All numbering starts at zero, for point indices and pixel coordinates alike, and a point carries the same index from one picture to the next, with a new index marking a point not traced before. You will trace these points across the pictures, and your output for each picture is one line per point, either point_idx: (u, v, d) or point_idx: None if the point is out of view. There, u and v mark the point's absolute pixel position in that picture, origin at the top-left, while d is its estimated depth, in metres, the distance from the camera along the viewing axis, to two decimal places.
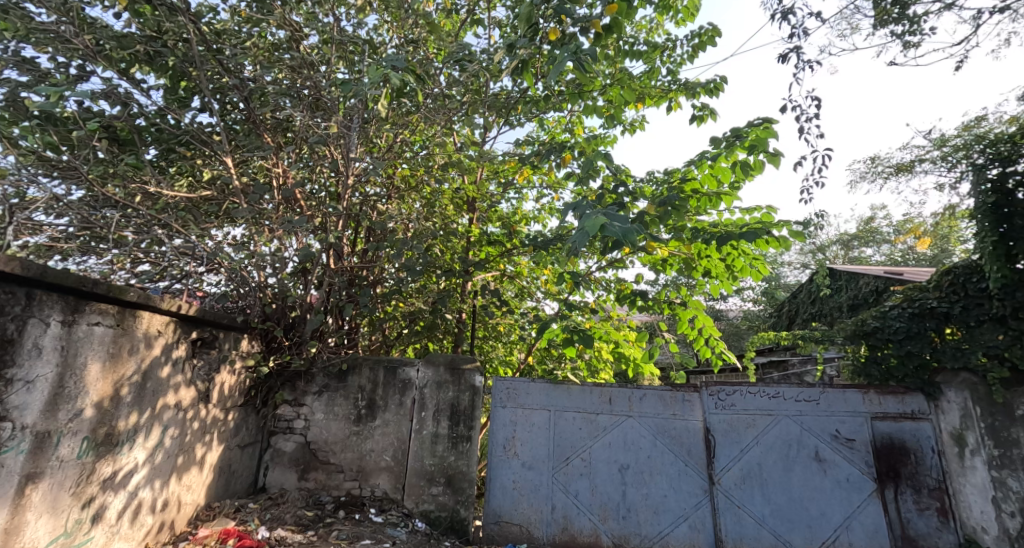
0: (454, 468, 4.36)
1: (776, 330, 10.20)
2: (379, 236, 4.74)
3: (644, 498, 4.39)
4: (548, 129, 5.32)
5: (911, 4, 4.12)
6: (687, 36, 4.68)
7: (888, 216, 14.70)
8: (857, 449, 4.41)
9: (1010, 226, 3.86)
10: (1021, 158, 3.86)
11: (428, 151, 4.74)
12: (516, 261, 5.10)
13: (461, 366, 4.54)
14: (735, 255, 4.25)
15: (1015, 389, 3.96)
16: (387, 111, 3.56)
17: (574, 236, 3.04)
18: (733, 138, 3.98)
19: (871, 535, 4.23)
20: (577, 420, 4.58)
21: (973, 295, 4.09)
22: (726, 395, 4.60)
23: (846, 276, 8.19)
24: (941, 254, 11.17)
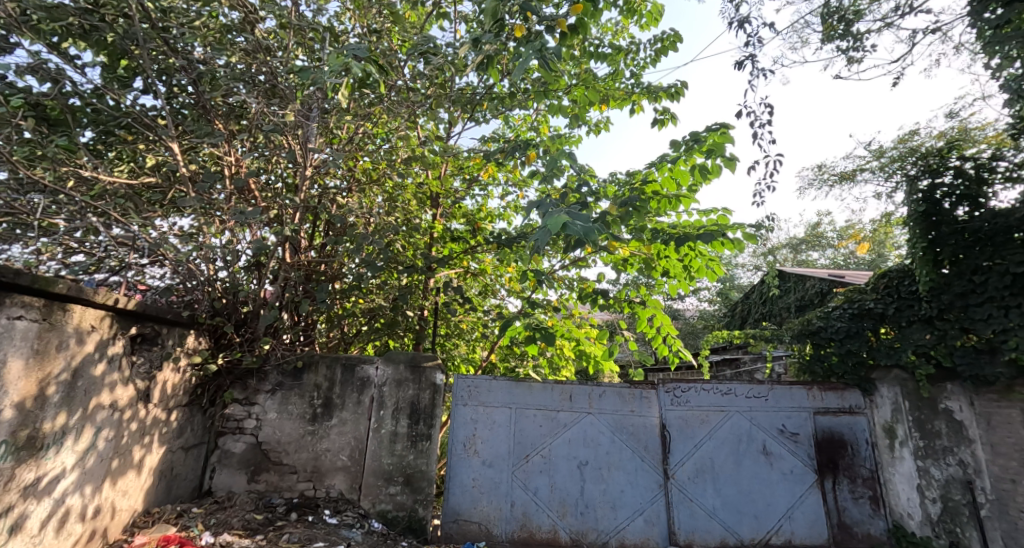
0: (413, 467, 4.30)
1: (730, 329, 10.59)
2: (339, 230, 4.60)
3: (602, 493, 4.48)
4: (513, 126, 5.30)
5: (855, 21, 4.42)
6: (649, 40, 4.79)
7: (834, 221, 15.49)
8: (800, 442, 4.68)
9: (938, 233, 4.19)
10: (947, 171, 4.17)
11: (392, 144, 4.67)
12: (480, 258, 5.08)
13: (422, 364, 4.49)
14: (693, 256, 4.35)
15: (938, 385, 4.32)
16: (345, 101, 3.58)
17: (537, 234, 3.09)
18: (692, 141, 4.12)
19: (811, 524, 4.51)
20: (538, 418, 4.61)
21: (905, 297, 4.39)
22: (681, 391, 4.74)
23: (795, 278, 8.61)
24: (878, 258, 11.94)
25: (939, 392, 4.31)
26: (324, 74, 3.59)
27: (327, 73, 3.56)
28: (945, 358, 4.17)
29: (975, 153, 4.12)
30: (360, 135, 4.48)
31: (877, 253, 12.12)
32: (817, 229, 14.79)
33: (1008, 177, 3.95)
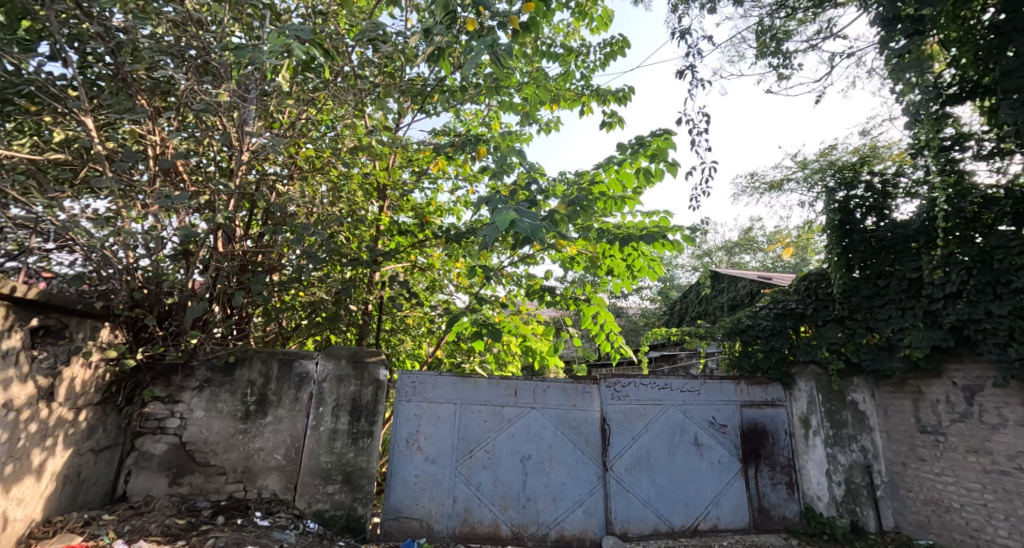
0: (353, 465, 4.19)
1: (668, 327, 11.04)
2: (278, 220, 4.40)
3: (543, 486, 4.56)
4: (464, 120, 5.25)
5: (785, 40, 4.74)
6: (600, 44, 4.90)
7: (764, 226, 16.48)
8: (728, 433, 4.99)
9: (850, 240, 4.60)
10: (859, 184, 4.59)
11: (337, 131, 4.51)
12: (428, 252, 5.03)
13: (364, 359, 4.37)
14: (636, 256, 4.50)
15: (847, 378, 4.85)
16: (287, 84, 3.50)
17: (484, 231, 3.12)
18: (637, 145, 4.26)
19: (734, 509, 4.83)
20: (483, 413, 4.62)
21: (821, 298, 4.80)
22: (622, 386, 4.92)
23: (728, 279, 9.10)
24: (801, 262, 12.87)
25: (848, 385, 4.84)
26: (263, 54, 3.43)
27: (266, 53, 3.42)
28: (853, 354, 4.61)
29: (882, 169, 4.53)
30: (301, 121, 4.27)
31: (800, 258, 13.05)
32: (749, 233, 15.68)
33: (909, 192, 4.35)
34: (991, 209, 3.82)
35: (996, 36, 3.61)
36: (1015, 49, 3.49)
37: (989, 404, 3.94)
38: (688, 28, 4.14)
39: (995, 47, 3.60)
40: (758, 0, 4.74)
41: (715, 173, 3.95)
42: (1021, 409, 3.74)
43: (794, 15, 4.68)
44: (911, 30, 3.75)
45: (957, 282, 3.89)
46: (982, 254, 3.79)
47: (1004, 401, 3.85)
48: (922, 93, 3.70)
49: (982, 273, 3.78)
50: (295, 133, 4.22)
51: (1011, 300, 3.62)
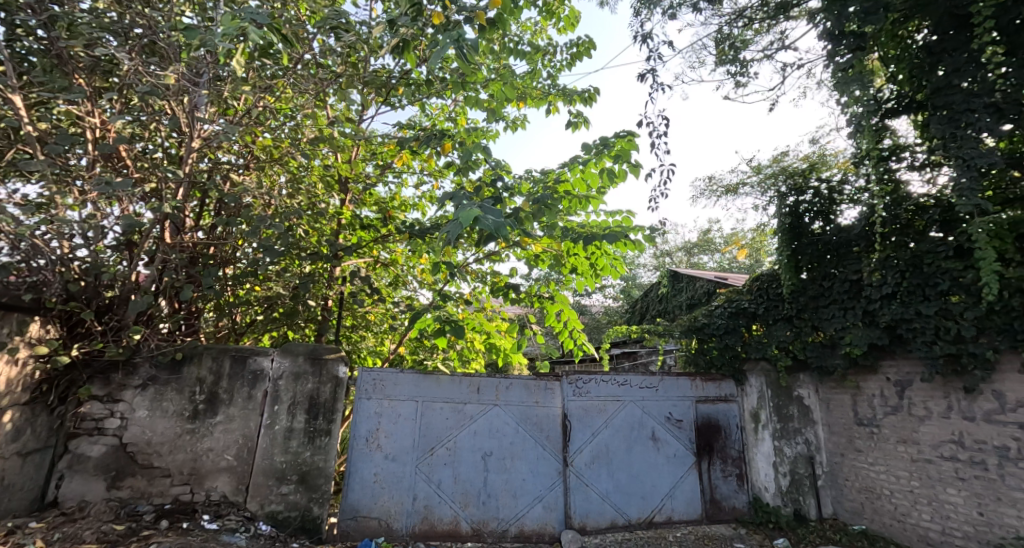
0: (309, 464, 4.07)
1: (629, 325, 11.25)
2: (232, 211, 4.18)
3: (504, 482, 4.57)
4: (429, 114, 5.19)
5: (742, 49, 4.92)
6: (566, 44, 4.93)
7: (721, 228, 16.99)
8: (683, 428, 5.15)
9: (799, 243, 4.84)
10: (808, 189, 4.81)
11: (297, 121, 4.38)
12: (391, 248, 4.95)
13: (323, 356, 4.24)
14: (599, 255, 4.56)
15: (794, 375, 5.10)
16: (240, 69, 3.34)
17: (448, 227, 3.09)
18: (601, 146, 4.31)
19: (688, 501, 4.99)
20: (445, 411, 4.57)
21: (772, 298, 5.04)
22: (583, 382, 4.99)
23: (687, 279, 9.33)
24: (755, 263, 13.37)
25: (795, 381, 5.10)
26: (215, 37, 3.26)
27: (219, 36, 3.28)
28: (800, 352, 4.87)
29: (828, 176, 4.77)
30: (257, 109, 4.08)
31: (754, 259, 13.54)
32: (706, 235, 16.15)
33: (852, 198, 4.59)
34: (922, 216, 4.07)
35: (928, 55, 3.84)
36: (946, 68, 3.70)
37: (917, 397, 4.22)
38: (650, 32, 4.33)
39: (927, 66, 3.83)
40: (717, 9, 4.89)
41: (674, 174, 4.15)
42: (945, 402, 4.03)
43: (751, 25, 4.84)
44: (853, 45, 3.92)
45: (892, 284, 4.12)
46: (913, 258, 4.02)
47: (931, 395, 4.12)
48: (863, 106, 3.88)
49: (913, 276, 4.01)
50: (251, 122, 4.04)
51: (938, 301, 3.87)
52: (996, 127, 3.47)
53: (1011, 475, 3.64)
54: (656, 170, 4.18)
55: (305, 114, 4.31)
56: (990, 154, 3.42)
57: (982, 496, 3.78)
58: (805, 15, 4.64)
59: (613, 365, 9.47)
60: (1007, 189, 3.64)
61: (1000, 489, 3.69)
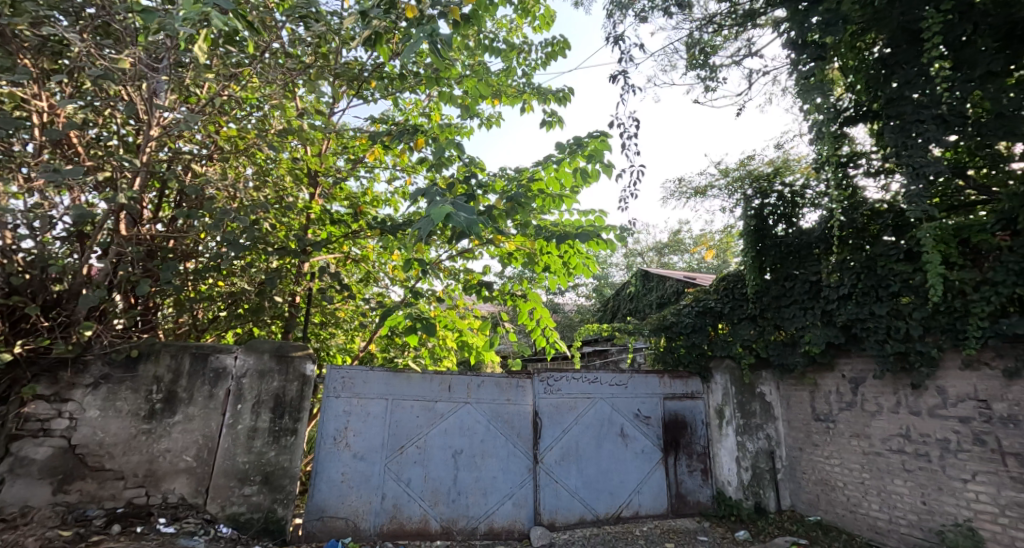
0: (273, 464, 3.95)
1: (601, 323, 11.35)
2: (195, 203, 4.04)
3: (474, 480, 4.55)
4: (403, 109, 5.11)
5: (712, 55, 5.04)
6: (541, 43, 4.93)
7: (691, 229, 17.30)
8: (651, 425, 5.24)
9: (763, 245, 4.99)
10: (771, 193, 4.96)
11: (263, 112, 4.20)
12: (362, 244, 4.87)
13: (289, 353, 4.13)
14: (572, 254, 4.59)
15: (756, 372, 5.28)
16: (202, 56, 3.17)
17: (419, 223, 3.03)
18: (575, 145, 4.32)
19: (654, 496, 5.09)
20: (415, 408, 4.52)
21: (737, 298, 5.20)
22: (554, 380, 5.01)
23: (657, 278, 9.46)
24: (722, 264, 13.67)
25: (757, 379, 5.27)
26: (174, 21, 3.12)
27: (180, 20, 3.09)
28: (762, 350, 5.03)
29: (791, 181, 4.92)
30: (221, 98, 3.87)
31: (721, 260, 13.87)
32: (676, 235, 16.41)
33: (813, 202, 4.74)
34: (877, 220, 4.22)
35: (883, 67, 3.90)
36: (898, 80, 3.78)
37: (869, 393, 4.41)
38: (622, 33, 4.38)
39: (882, 77, 3.89)
40: (688, 15, 4.98)
41: (643, 174, 4.16)
42: (894, 398, 4.22)
43: (720, 31, 4.95)
44: (814, 55, 4.09)
45: (849, 285, 4.28)
46: (867, 261, 4.20)
47: (882, 391, 4.31)
48: (824, 113, 4.03)
49: (867, 278, 4.17)
50: (214, 110, 3.86)
51: (888, 302, 4.04)
52: (943, 138, 3.59)
53: (952, 466, 3.84)
54: (626, 171, 4.28)
55: (272, 106, 4.17)
56: (937, 164, 3.55)
57: (925, 486, 3.98)
58: (771, 23, 4.75)
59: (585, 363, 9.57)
60: (952, 196, 3.85)
61: (941, 480, 3.89)
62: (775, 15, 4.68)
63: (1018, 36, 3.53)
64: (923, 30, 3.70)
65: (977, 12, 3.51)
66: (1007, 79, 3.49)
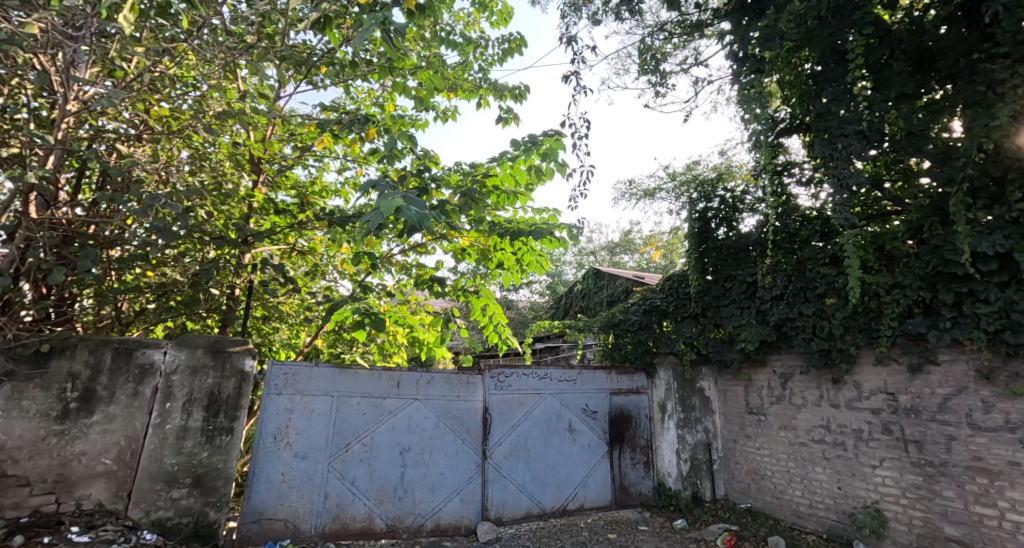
0: (206, 466, 3.69)
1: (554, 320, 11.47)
2: (121, 185, 3.66)
3: (422, 477, 4.49)
4: (354, 97, 4.94)
5: (662, 62, 5.18)
6: (498, 39, 4.90)
7: (642, 229, 17.71)
8: (598, 419, 5.37)
9: (705, 248, 5.22)
10: (715, 197, 5.15)
11: (200, 92, 3.92)
12: (309, 236, 4.68)
13: (226, 349, 3.87)
14: (525, 251, 4.55)
15: (698, 368, 5.49)
16: (129, 28, 2.90)
17: (366, 216, 2.86)
18: (530, 143, 4.29)
19: (599, 489, 5.21)
20: (362, 406, 4.39)
21: (680, 297, 5.40)
22: (505, 376, 5.02)
23: (609, 277, 9.63)
24: (670, 265, 14.10)
25: (698, 374, 5.49)
26: None
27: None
28: (703, 348, 5.24)
29: (732, 187, 5.14)
30: (151, 74, 3.58)
31: (669, 260, 14.28)
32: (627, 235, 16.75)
33: (751, 207, 4.96)
34: (807, 226, 4.47)
35: (814, 83, 4.12)
36: (827, 96, 4.00)
37: (797, 388, 4.69)
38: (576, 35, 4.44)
39: (813, 92, 4.11)
40: (640, 21, 5.10)
41: (592, 175, 4.16)
42: (817, 392, 4.52)
43: (670, 39, 5.09)
44: (754, 68, 4.27)
45: (781, 286, 4.55)
46: (798, 265, 4.46)
47: (808, 385, 4.60)
48: (761, 123, 4.27)
49: (797, 280, 4.44)
50: (143, 86, 3.55)
51: (815, 302, 4.31)
52: (864, 152, 3.81)
53: (862, 453, 4.16)
54: (575, 171, 4.19)
55: (211, 86, 3.87)
56: (858, 177, 3.80)
57: (841, 473, 4.29)
58: (717, 35, 4.92)
59: (536, 360, 9.67)
60: (870, 206, 4.03)
61: (854, 466, 4.20)
62: (721, 27, 4.86)
63: (928, 64, 3.79)
64: (847, 51, 3.91)
65: (893, 38, 3.81)
66: (917, 101, 3.79)
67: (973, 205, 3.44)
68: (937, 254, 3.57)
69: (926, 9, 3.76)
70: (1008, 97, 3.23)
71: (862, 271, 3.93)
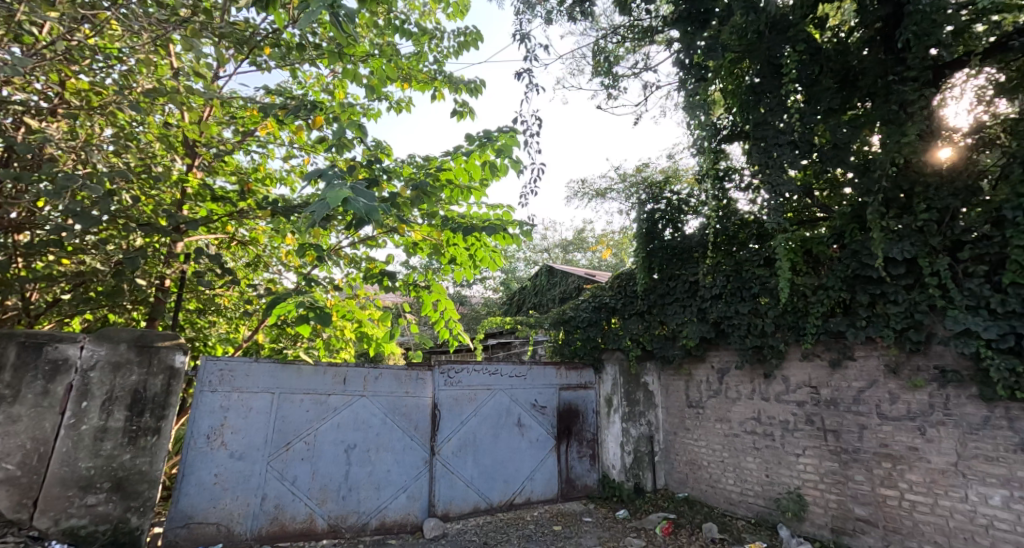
0: (127, 469, 3.38)
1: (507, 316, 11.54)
2: (33, 164, 3.47)
3: (367, 475, 4.44)
4: (301, 81, 4.81)
5: (614, 65, 5.33)
6: (453, 31, 4.88)
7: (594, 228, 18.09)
8: (547, 414, 5.48)
9: (652, 247, 5.40)
10: (661, 198, 5.34)
11: (127, 66, 3.67)
12: (250, 225, 4.52)
13: (153, 343, 3.53)
14: (478, 247, 4.58)
15: (643, 363, 5.68)
16: None
17: (312, 206, 2.80)
18: (485, 138, 4.30)
19: (546, 482, 5.33)
20: (305, 403, 4.28)
21: (628, 294, 5.60)
22: (454, 372, 5.04)
23: (561, 274, 9.77)
24: (618, 264, 14.49)
25: (643, 369, 5.68)
26: None
27: None
28: (648, 344, 5.43)
29: (678, 190, 5.35)
30: (67, 43, 3.30)
31: (618, 259, 14.79)
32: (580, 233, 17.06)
33: (695, 210, 5.19)
34: (744, 229, 4.73)
35: (753, 94, 4.29)
36: (764, 107, 4.20)
37: (732, 382, 4.95)
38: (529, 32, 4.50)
39: (751, 103, 4.30)
40: (594, 23, 5.21)
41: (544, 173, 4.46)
42: (750, 386, 4.78)
43: (623, 43, 5.24)
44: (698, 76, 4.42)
45: (720, 285, 4.78)
46: (736, 265, 4.71)
47: (742, 380, 4.86)
48: (704, 130, 4.53)
49: (735, 280, 4.69)
50: (57, 56, 3.25)
51: (751, 302, 4.56)
52: (796, 162, 4.07)
53: (788, 443, 4.43)
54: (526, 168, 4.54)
55: (139, 59, 3.61)
56: (789, 184, 4.04)
57: (769, 462, 4.56)
58: (666, 42, 5.10)
59: (488, 355, 9.72)
60: (802, 212, 4.33)
61: (781, 455, 4.48)
62: (670, 34, 5.02)
63: (851, 82, 4.09)
64: (783, 65, 4.11)
65: (822, 56, 4.08)
66: (843, 116, 4.07)
67: (886, 214, 3.70)
68: (856, 259, 3.86)
69: (852, 31, 4.03)
70: (917, 115, 3.56)
71: (791, 272, 4.19)
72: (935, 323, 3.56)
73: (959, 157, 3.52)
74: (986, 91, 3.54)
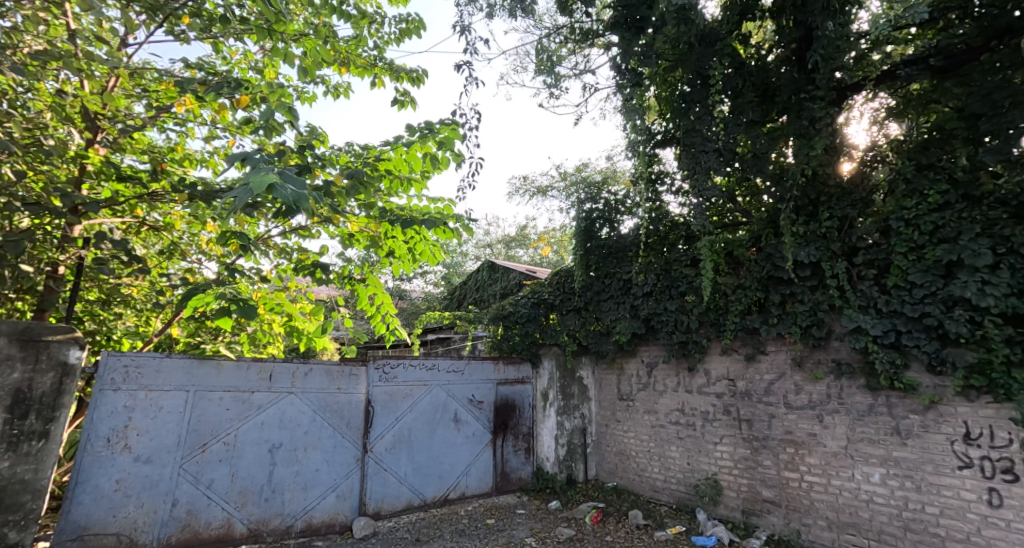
0: (6, 478, 3.02)
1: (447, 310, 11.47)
2: None
3: (293, 475, 4.30)
4: (226, 57, 4.54)
5: (556, 64, 5.42)
6: (394, 17, 4.78)
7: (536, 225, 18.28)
8: (483, 409, 5.52)
9: (590, 245, 5.56)
10: (598, 198, 5.51)
11: (10, 21, 3.27)
12: (164, 210, 4.24)
13: (42, 338, 3.18)
14: (417, 240, 4.50)
15: (577, 359, 5.85)
16: None
17: (234, 192, 2.65)
18: (426, 130, 4.26)
19: (481, 477, 5.38)
20: (225, 401, 4.08)
21: (565, 291, 5.74)
22: (390, 368, 4.97)
23: (502, 270, 9.83)
24: (559, 261, 14.74)
25: (578, 363, 5.85)
26: None
27: None
28: (584, 340, 5.58)
29: (616, 191, 5.51)
30: None
31: (559, 257, 15.02)
32: None
33: (630, 211, 5.37)
34: (674, 230, 4.92)
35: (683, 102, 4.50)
36: (693, 115, 4.41)
37: (660, 376, 5.19)
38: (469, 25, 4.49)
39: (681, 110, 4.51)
40: (537, 22, 5.28)
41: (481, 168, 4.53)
42: (676, 379, 5.03)
43: (565, 44, 5.34)
44: (633, 82, 4.45)
45: (651, 283, 4.99)
46: (665, 264, 4.93)
47: (668, 373, 5.11)
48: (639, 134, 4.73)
49: (664, 278, 4.91)
50: None
51: (678, 300, 4.80)
52: (721, 168, 4.28)
53: (708, 432, 4.71)
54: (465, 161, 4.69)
55: (25, 15, 3.22)
56: (713, 190, 4.29)
57: (690, 450, 4.83)
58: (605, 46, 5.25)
59: (428, 350, 9.64)
60: (725, 215, 4.58)
61: (700, 443, 4.76)
62: (609, 38, 5.17)
63: (770, 97, 4.37)
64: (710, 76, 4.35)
65: (745, 70, 4.34)
66: (762, 127, 4.35)
67: (795, 221, 4.02)
68: (769, 261, 4.14)
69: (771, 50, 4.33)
70: (823, 131, 3.88)
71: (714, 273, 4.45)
72: (834, 320, 3.92)
73: (856, 170, 3.92)
74: (879, 113, 3.97)
